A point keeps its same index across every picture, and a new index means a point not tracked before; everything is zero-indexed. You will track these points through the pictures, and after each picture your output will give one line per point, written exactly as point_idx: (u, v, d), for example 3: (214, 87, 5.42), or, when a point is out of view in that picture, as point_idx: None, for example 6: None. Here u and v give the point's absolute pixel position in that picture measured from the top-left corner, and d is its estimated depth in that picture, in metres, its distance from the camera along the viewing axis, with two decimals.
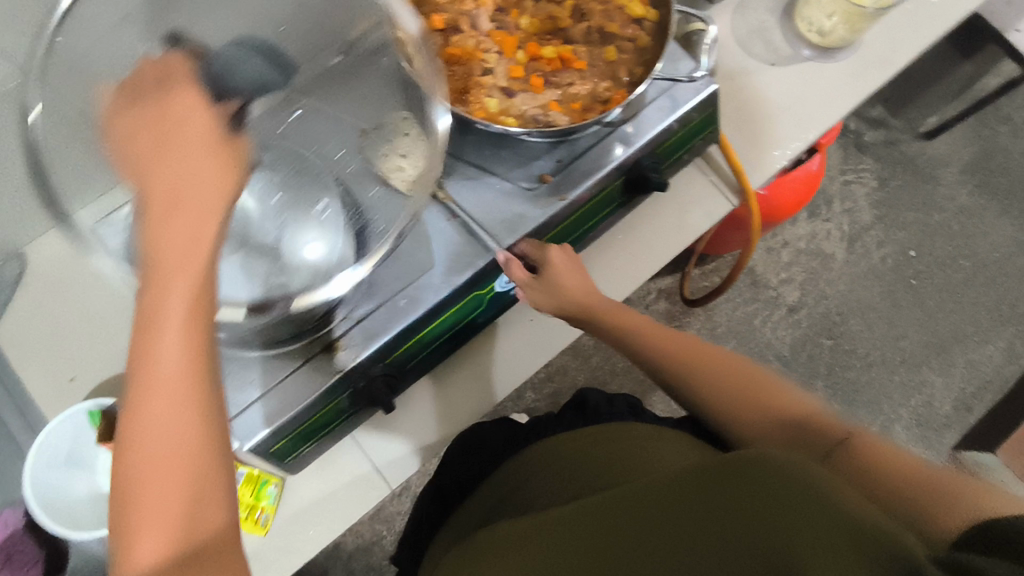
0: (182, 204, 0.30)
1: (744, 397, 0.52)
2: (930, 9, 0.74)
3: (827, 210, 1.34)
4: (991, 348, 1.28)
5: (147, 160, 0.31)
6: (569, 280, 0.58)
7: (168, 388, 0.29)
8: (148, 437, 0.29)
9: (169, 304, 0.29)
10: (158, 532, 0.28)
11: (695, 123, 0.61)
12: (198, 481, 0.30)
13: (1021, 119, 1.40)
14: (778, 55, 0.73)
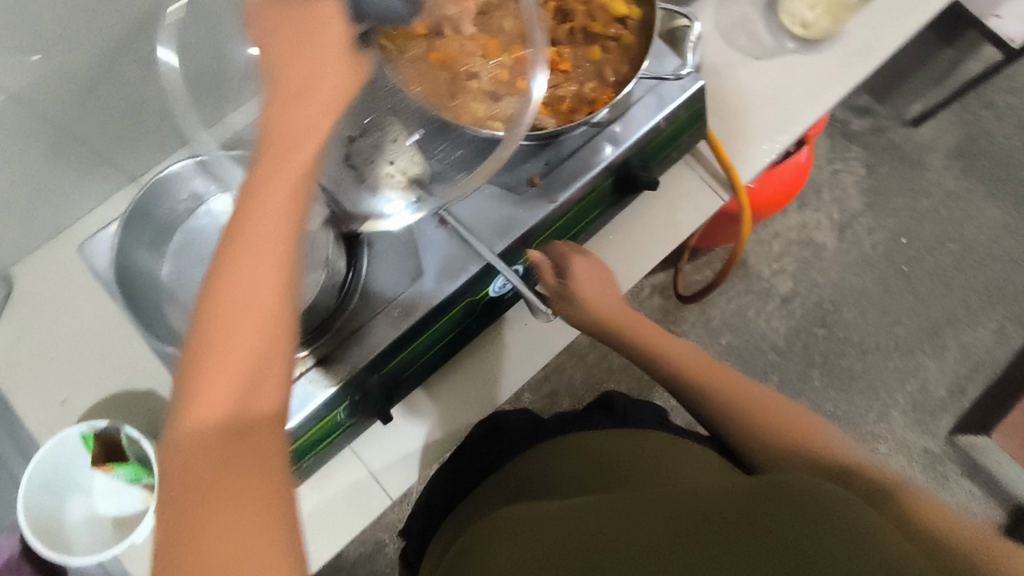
0: (310, 89, 0.33)
1: (769, 427, 0.51)
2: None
3: (817, 199, 1.35)
4: (983, 331, 1.28)
5: (284, 49, 0.33)
6: (594, 295, 0.59)
7: (261, 258, 0.31)
8: (228, 302, 0.30)
9: (276, 180, 0.31)
10: (220, 393, 0.29)
11: (683, 119, 0.61)
12: (264, 356, 0.30)
13: (1004, 102, 1.41)
14: (762, 48, 0.73)
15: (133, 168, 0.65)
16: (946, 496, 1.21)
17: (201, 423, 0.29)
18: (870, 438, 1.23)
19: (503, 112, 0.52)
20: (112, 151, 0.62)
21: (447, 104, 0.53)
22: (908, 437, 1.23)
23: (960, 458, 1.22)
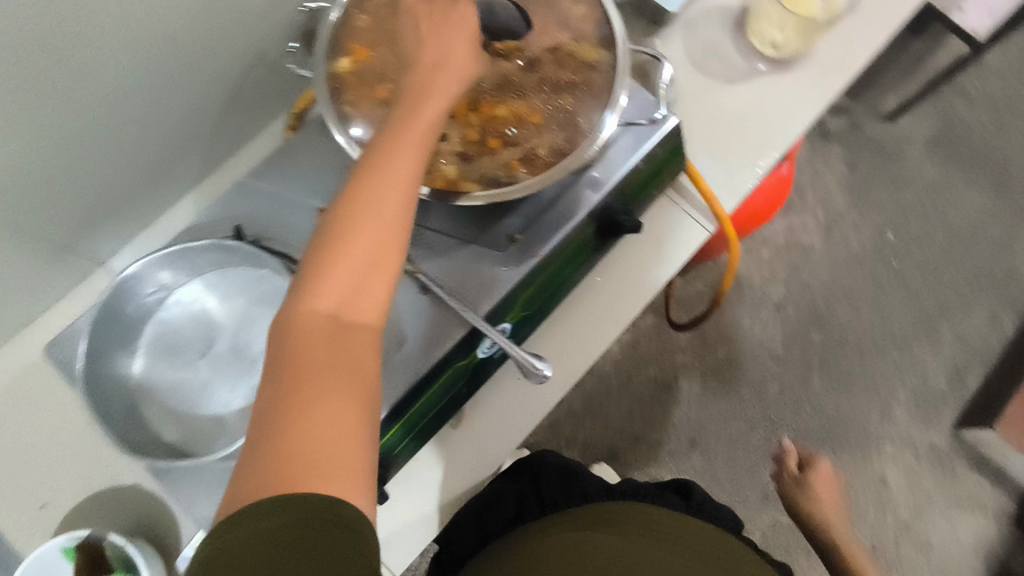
0: (441, 66, 0.41)
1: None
2: (880, 7, 0.74)
3: (801, 201, 1.34)
4: (977, 319, 1.28)
5: (429, 29, 0.42)
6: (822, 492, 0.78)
7: (388, 185, 0.37)
8: (358, 216, 0.36)
9: (409, 128, 0.39)
10: (337, 289, 0.35)
11: (661, 157, 0.60)
12: (376, 270, 0.36)
13: (977, 88, 1.42)
14: (734, 71, 0.72)
15: (99, 251, 0.64)
16: (955, 489, 1.20)
17: (318, 310, 0.35)
18: (876, 438, 1.22)
19: (475, 171, 0.51)
20: (74, 238, 0.60)
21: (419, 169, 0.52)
22: (914, 433, 1.22)
23: (967, 450, 1.21)
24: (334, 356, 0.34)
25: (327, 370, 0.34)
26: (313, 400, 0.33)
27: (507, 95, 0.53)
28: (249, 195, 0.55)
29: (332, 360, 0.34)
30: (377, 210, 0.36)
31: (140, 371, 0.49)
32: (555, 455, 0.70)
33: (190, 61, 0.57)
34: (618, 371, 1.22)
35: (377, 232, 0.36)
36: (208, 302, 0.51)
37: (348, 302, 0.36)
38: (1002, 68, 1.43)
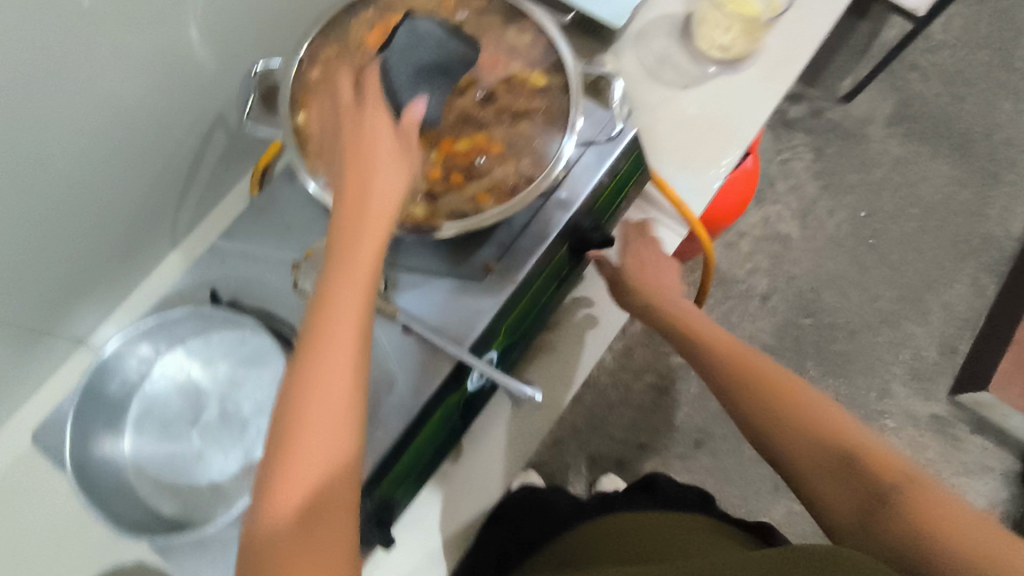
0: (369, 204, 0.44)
1: (808, 416, 0.48)
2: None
3: (773, 192, 1.36)
4: (960, 286, 1.30)
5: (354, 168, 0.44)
6: (639, 271, 0.62)
7: (337, 338, 0.41)
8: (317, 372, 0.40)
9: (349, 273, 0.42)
10: (306, 439, 0.39)
11: (625, 170, 0.62)
12: (338, 414, 0.40)
13: (927, 62, 1.45)
14: (687, 78, 0.74)
15: (76, 331, 0.64)
16: (962, 457, 1.20)
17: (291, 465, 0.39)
18: (877, 415, 1.22)
19: (442, 208, 0.51)
20: (48, 322, 0.60)
21: None
22: (914, 405, 1.23)
23: (968, 415, 1.22)
24: (313, 498, 0.39)
25: (308, 513, 0.38)
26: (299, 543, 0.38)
27: (466, 130, 0.53)
28: (220, 258, 0.55)
29: (312, 505, 0.39)
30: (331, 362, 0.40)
31: (131, 449, 0.48)
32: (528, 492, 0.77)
33: (144, 132, 0.57)
34: (615, 381, 1.22)
35: (332, 379, 0.40)
36: (193, 369, 0.50)
37: (317, 449, 0.39)
38: (948, 40, 1.47)
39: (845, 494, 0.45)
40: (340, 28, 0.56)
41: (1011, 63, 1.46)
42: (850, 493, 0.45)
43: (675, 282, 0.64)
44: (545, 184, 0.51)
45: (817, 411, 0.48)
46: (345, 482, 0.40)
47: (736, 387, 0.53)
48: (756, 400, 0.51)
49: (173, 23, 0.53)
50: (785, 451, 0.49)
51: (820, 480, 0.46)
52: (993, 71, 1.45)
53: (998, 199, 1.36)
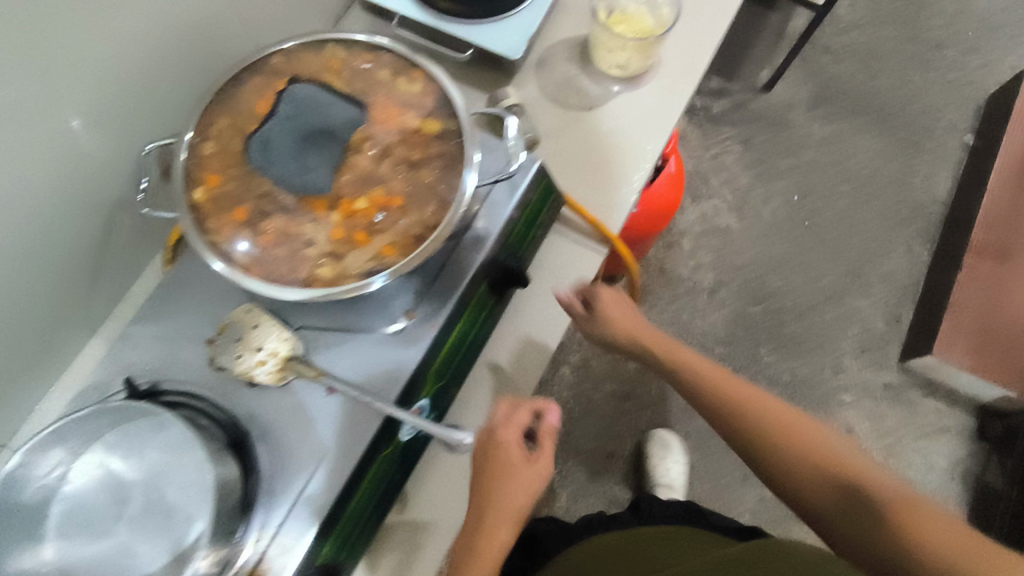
0: (520, 479, 0.55)
1: (782, 431, 0.54)
2: (707, 6, 0.78)
3: (707, 187, 1.37)
4: (896, 256, 1.34)
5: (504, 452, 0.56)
6: (616, 312, 0.66)
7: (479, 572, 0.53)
8: None
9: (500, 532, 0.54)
10: None
11: (535, 201, 0.63)
12: None
13: (838, 45, 1.51)
14: (592, 99, 0.75)
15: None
16: (919, 422, 1.22)
17: None
18: (834, 391, 1.24)
19: (348, 268, 0.52)
20: None
21: (296, 277, 0.52)
22: (867, 376, 1.25)
23: (919, 378, 1.25)
24: None
25: None
26: None
27: (364, 185, 0.53)
28: (134, 342, 0.55)
29: None
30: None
31: (54, 557, 0.46)
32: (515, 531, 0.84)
33: (36, 228, 0.56)
34: (577, 393, 1.23)
35: None
36: (111, 463, 0.48)
37: None
38: (855, 22, 1.53)
39: (823, 497, 0.50)
40: (229, 98, 0.55)
41: (916, 36, 1.52)
42: (829, 493, 0.50)
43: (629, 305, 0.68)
44: (447, 233, 0.51)
45: (799, 428, 0.54)
46: None
47: (727, 413, 0.58)
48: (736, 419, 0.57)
49: (48, 118, 0.52)
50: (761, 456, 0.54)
51: (807, 484, 0.51)
52: (900, 46, 1.51)
53: (921, 166, 1.41)
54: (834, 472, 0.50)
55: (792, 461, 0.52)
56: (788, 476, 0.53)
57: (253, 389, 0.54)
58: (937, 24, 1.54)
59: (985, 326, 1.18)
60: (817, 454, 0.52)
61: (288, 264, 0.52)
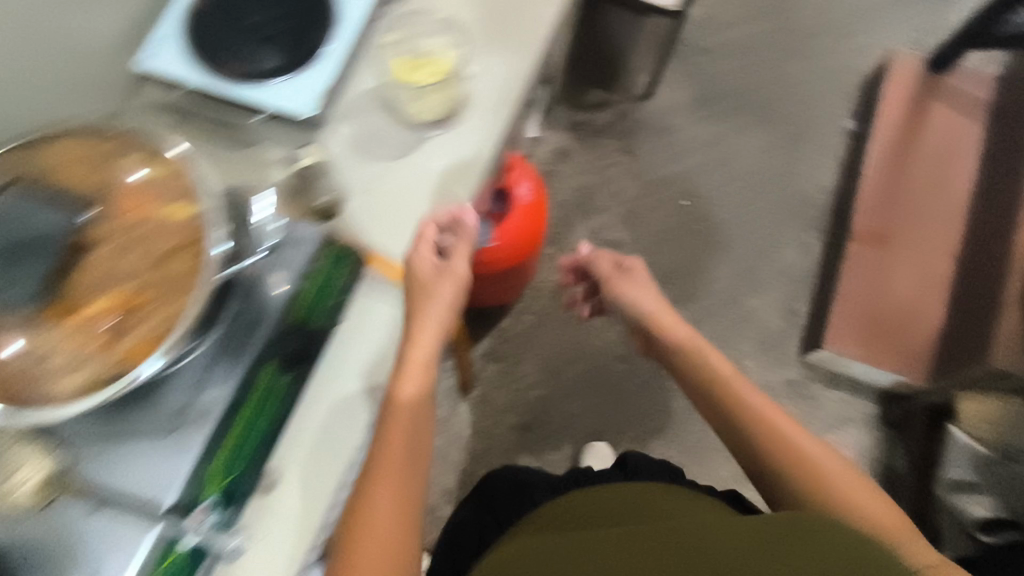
0: (434, 287, 0.66)
1: (802, 466, 0.64)
2: (516, 36, 0.75)
3: (596, 202, 1.35)
4: (787, 250, 1.34)
5: (418, 265, 0.66)
6: (642, 296, 0.85)
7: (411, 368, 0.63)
8: (402, 402, 0.62)
9: (423, 337, 0.65)
10: (389, 475, 0.59)
11: (322, 269, 0.62)
12: (409, 434, 0.61)
13: (715, 43, 1.49)
14: (401, 146, 0.72)
15: None
16: (823, 415, 1.22)
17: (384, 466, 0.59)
18: None
19: (81, 386, 0.49)
20: None
21: (33, 393, 0.49)
22: (768, 376, 1.25)
23: (820, 372, 1.25)
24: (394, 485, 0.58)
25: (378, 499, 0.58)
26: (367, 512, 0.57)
27: (104, 288, 0.51)
28: None
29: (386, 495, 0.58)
30: (406, 395, 0.62)
31: None
32: (509, 474, 0.91)
33: None
34: (478, 431, 1.21)
35: (406, 408, 0.62)
36: None
37: (396, 462, 0.59)
38: (730, 18, 1.52)
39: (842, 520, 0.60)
40: None
41: (791, 27, 1.51)
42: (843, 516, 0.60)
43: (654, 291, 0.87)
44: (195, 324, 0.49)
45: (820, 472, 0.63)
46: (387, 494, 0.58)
47: (775, 459, 0.65)
48: (780, 462, 0.65)
49: None
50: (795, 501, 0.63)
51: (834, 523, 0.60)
52: (777, 37, 1.51)
53: (805, 156, 1.41)
54: (838, 493, 0.61)
55: (790, 480, 0.64)
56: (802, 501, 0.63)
57: (19, 511, 0.54)
58: (811, 10, 1.53)
59: (873, 313, 1.20)
60: (828, 482, 0.62)
61: (24, 379, 0.49)
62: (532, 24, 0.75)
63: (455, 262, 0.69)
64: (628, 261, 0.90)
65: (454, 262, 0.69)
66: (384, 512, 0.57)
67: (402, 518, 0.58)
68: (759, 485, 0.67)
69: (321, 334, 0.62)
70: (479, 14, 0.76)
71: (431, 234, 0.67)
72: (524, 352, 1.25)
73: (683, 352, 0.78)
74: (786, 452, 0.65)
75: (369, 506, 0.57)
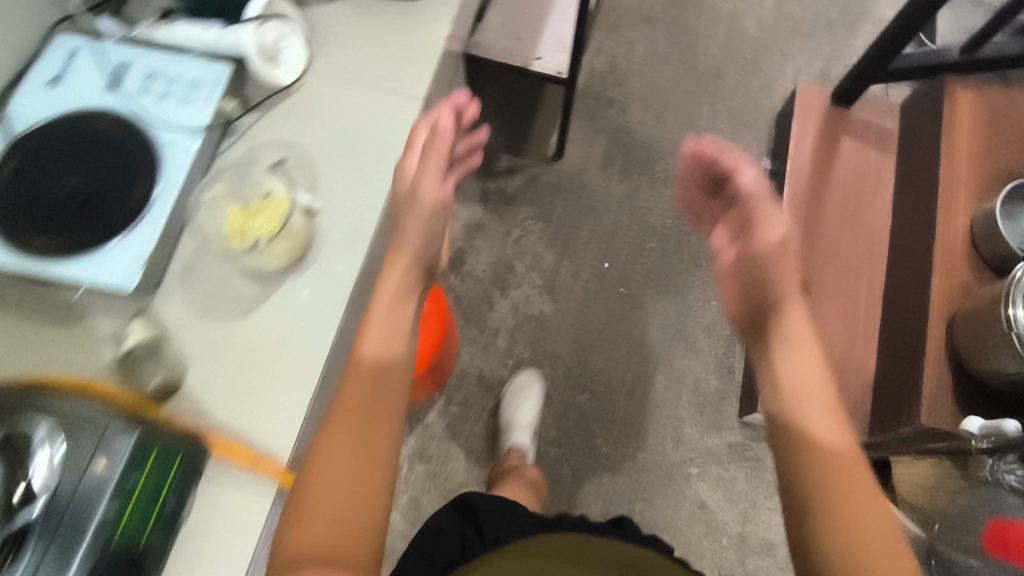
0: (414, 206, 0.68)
1: (815, 432, 0.61)
2: (368, 162, 0.73)
3: (514, 274, 1.30)
4: (715, 303, 1.30)
5: (407, 171, 0.69)
6: (771, 237, 0.97)
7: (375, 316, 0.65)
8: (362, 346, 0.62)
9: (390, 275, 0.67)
10: (337, 435, 0.57)
11: (144, 481, 0.54)
12: (367, 385, 0.61)
13: (621, 94, 1.46)
14: (246, 301, 0.67)
15: None
16: (768, 478, 1.18)
17: (342, 412, 0.59)
18: (677, 466, 1.18)
19: None
20: None
21: None
22: (708, 443, 1.20)
23: (761, 431, 1.20)
24: (351, 434, 0.58)
25: (332, 446, 0.57)
26: (315, 460, 0.56)
27: None
28: None
29: (342, 442, 0.57)
30: (367, 345, 0.63)
31: None
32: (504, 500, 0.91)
33: None
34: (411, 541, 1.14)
35: (368, 355, 0.62)
36: None
37: (358, 421, 0.58)
38: (634, 65, 1.49)
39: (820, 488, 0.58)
40: None
41: (696, 69, 1.49)
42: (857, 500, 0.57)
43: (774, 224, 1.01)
44: None
45: (835, 453, 0.59)
46: (338, 442, 0.57)
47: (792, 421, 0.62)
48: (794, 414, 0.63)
49: None
50: (795, 468, 0.60)
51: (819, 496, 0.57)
52: (683, 80, 1.48)
53: None
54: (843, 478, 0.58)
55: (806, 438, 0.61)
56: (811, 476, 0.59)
57: None
58: (715, 50, 1.51)
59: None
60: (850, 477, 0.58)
61: None
62: (384, 149, 0.74)
63: (438, 159, 0.69)
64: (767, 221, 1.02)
65: (434, 165, 0.69)
66: (337, 459, 0.56)
67: (367, 463, 0.56)
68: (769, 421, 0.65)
69: (151, 552, 0.56)
70: (328, 140, 0.74)
71: (427, 127, 0.69)
72: (453, 448, 1.19)
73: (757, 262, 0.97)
74: (822, 444, 0.60)
75: (321, 453, 0.56)
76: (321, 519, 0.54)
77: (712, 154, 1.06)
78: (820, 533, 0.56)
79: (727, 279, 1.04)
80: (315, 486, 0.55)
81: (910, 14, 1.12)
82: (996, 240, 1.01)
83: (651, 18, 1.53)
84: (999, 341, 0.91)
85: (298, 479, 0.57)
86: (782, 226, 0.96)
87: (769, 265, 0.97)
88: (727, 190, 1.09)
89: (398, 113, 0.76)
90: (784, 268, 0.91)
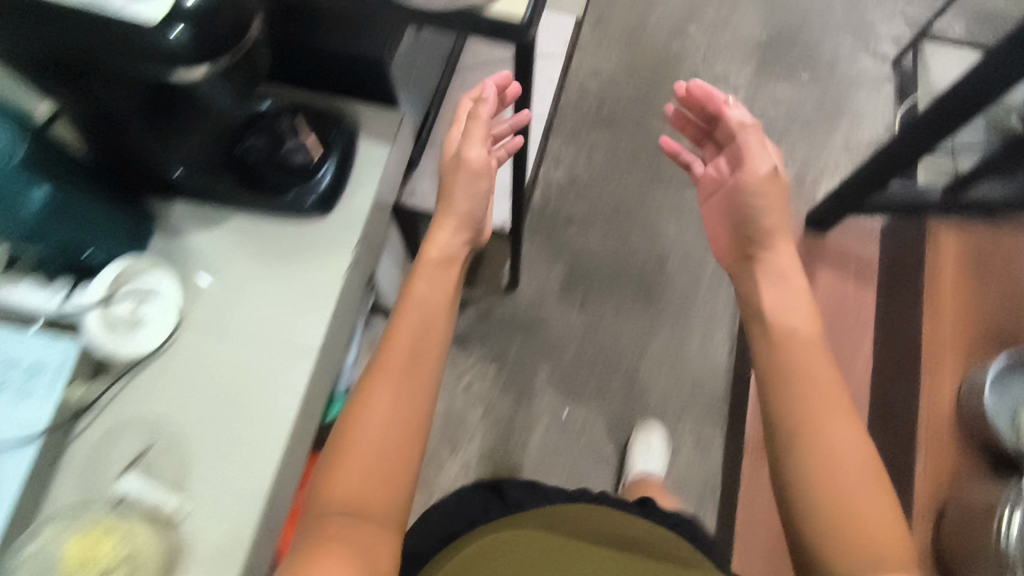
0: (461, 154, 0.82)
1: (789, 348, 0.68)
2: (249, 444, 0.62)
3: (465, 427, 1.20)
4: (684, 455, 1.19)
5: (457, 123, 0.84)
6: (755, 167, 0.81)
7: (427, 266, 0.78)
8: (417, 289, 0.75)
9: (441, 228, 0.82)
10: (398, 349, 0.67)
11: None
12: (424, 314, 0.72)
13: (580, 211, 1.35)
14: None
15: None
16: None
17: (401, 335, 0.69)
18: None
19: None
20: None
21: None
22: None
23: None
24: (410, 354, 0.68)
25: (391, 362, 0.66)
26: (377, 374, 0.65)
27: None
28: None
29: (403, 357, 0.67)
30: (421, 287, 0.75)
31: None
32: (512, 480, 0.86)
33: None
34: None
35: (423, 294, 0.74)
36: None
37: (413, 339, 0.69)
38: (595, 177, 1.38)
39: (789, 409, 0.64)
40: None
41: (661, 179, 1.38)
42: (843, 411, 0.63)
43: (769, 159, 0.82)
44: None
45: (808, 367, 0.66)
46: (399, 354, 0.67)
47: (773, 346, 0.70)
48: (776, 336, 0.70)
49: None
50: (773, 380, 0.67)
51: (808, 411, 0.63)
52: (647, 193, 1.37)
53: (693, 333, 1.26)
54: (816, 398, 0.64)
55: (788, 362, 0.67)
56: (791, 390, 0.65)
57: None
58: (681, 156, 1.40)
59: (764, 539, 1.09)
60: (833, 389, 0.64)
61: None
62: (271, 425, 0.62)
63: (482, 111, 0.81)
64: (775, 160, 0.82)
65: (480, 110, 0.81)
66: (392, 371, 0.65)
67: (408, 380, 0.65)
68: (757, 341, 0.72)
69: None
70: (202, 418, 0.63)
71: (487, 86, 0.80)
72: None
73: (741, 191, 0.82)
74: (798, 366, 0.66)
75: (380, 370, 0.66)
76: (385, 420, 0.62)
77: (705, 96, 0.88)
78: (795, 442, 0.62)
79: (713, 211, 0.89)
80: (377, 395, 0.64)
81: (883, 154, 1.05)
82: (982, 423, 0.92)
83: (614, 121, 1.42)
84: (986, 561, 0.81)
85: (356, 396, 0.65)
86: (775, 163, 0.81)
87: (763, 203, 0.80)
88: (720, 132, 0.89)
89: (290, 372, 0.65)
90: (772, 209, 0.80)
